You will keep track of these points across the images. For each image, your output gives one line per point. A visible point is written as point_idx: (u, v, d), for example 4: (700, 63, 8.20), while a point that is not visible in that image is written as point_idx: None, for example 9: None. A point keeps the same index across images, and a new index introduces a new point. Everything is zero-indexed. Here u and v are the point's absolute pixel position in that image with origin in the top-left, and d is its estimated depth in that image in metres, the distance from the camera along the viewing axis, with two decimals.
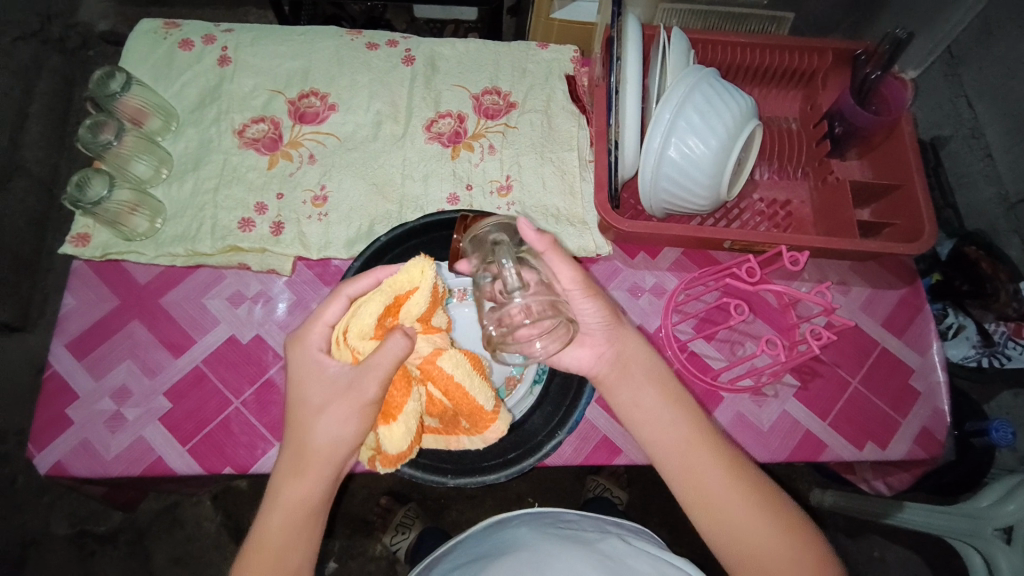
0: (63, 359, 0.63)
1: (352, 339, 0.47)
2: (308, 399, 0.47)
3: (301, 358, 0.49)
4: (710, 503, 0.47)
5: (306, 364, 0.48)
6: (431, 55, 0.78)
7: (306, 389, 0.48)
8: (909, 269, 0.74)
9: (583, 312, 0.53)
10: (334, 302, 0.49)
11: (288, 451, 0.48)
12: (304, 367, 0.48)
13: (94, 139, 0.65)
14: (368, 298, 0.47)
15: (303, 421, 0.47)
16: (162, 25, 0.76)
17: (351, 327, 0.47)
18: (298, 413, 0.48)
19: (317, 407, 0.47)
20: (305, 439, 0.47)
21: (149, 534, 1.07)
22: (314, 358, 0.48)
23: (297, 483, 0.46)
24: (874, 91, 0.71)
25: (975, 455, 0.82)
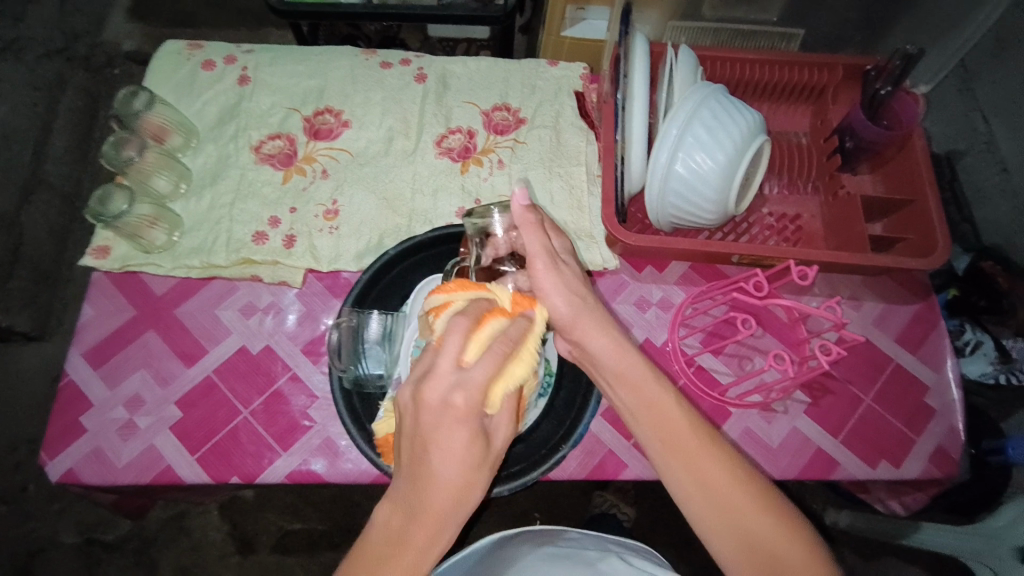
0: (79, 368, 0.64)
1: (500, 392, 0.42)
2: (458, 454, 0.40)
3: (451, 411, 0.40)
4: (695, 484, 0.43)
5: (458, 418, 0.40)
6: (443, 73, 0.80)
7: (460, 445, 0.40)
8: (923, 284, 0.73)
9: (547, 304, 0.49)
10: (486, 347, 0.42)
11: (429, 516, 0.39)
12: (451, 416, 0.40)
13: (117, 154, 0.69)
14: (522, 353, 0.43)
15: (453, 476, 0.40)
16: (186, 47, 0.79)
17: (504, 382, 0.42)
18: (454, 471, 0.40)
19: (473, 466, 0.41)
20: (460, 500, 0.40)
21: (156, 542, 1.08)
22: (467, 410, 0.40)
23: (439, 538, 0.39)
24: (885, 105, 0.71)
25: (991, 477, 0.79)
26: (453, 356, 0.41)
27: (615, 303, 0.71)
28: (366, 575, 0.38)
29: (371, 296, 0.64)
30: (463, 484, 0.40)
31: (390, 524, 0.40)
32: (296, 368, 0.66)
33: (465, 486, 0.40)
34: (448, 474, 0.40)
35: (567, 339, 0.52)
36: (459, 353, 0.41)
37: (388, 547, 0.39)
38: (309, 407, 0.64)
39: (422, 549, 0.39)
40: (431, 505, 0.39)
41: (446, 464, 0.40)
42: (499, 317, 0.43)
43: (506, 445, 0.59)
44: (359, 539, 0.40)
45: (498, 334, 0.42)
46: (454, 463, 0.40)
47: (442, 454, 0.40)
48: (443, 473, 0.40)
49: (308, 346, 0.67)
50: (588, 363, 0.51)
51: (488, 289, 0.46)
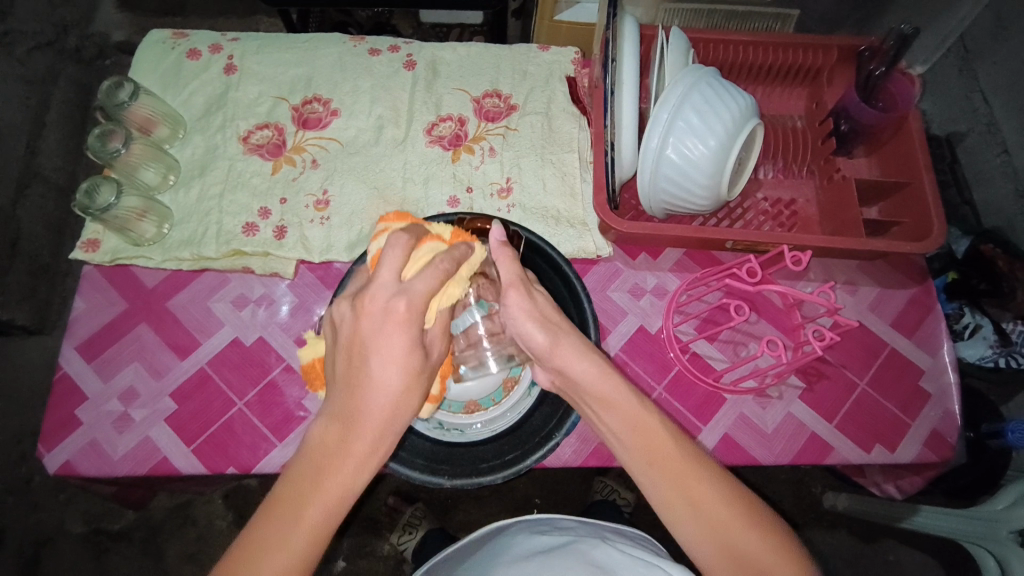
0: (73, 361, 0.64)
1: (436, 306, 0.46)
2: (389, 363, 0.41)
3: (395, 316, 0.42)
4: (682, 505, 0.42)
5: (400, 322, 0.42)
6: (432, 59, 0.79)
7: (400, 349, 0.42)
8: (920, 268, 0.72)
9: (524, 332, 0.52)
10: (426, 263, 0.46)
11: (361, 419, 0.40)
12: (394, 318, 0.42)
13: (103, 147, 0.67)
14: (458, 276, 0.48)
15: (380, 385, 0.41)
16: (171, 35, 0.78)
17: (442, 298, 0.47)
18: (393, 378, 0.41)
19: (408, 376, 0.42)
20: (401, 405, 0.42)
21: (161, 532, 1.09)
22: (410, 313, 0.42)
23: (363, 444, 0.40)
24: (880, 87, 0.69)
25: (989, 459, 0.81)
26: (395, 267, 0.44)
27: (609, 291, 0.71)
28: (306, 481, 0.38)
29: None
30: (401, 388, 0.42)
31: (328, 435, 0.40)
32: (290, 359, 0.66)
33: (403, 391, 0.42)
34: (387, 377, 0.41)
35: (547, 369, 0.53)
36: (400, 267, 0.44)
37: (330, 452, 0.39)
38: (303, 398, 0.64)
39: (366, 452, 0.40)
40: (370, 413, 0.40)
41: (384, 373, 0.41)
42: (432, 241, 0.48)
43: (500, 434, 0.59)
44: (297, 453, 0.40)
45: (436, 254, 0.47)
46: (393, 368, 0.41)
47: (385, 359, 0.41)
48: (386, 374, 0.41)
49: (302, 337, 0.67)
50: (570, 393, 0.52)
51: (423, 224, 0.53)
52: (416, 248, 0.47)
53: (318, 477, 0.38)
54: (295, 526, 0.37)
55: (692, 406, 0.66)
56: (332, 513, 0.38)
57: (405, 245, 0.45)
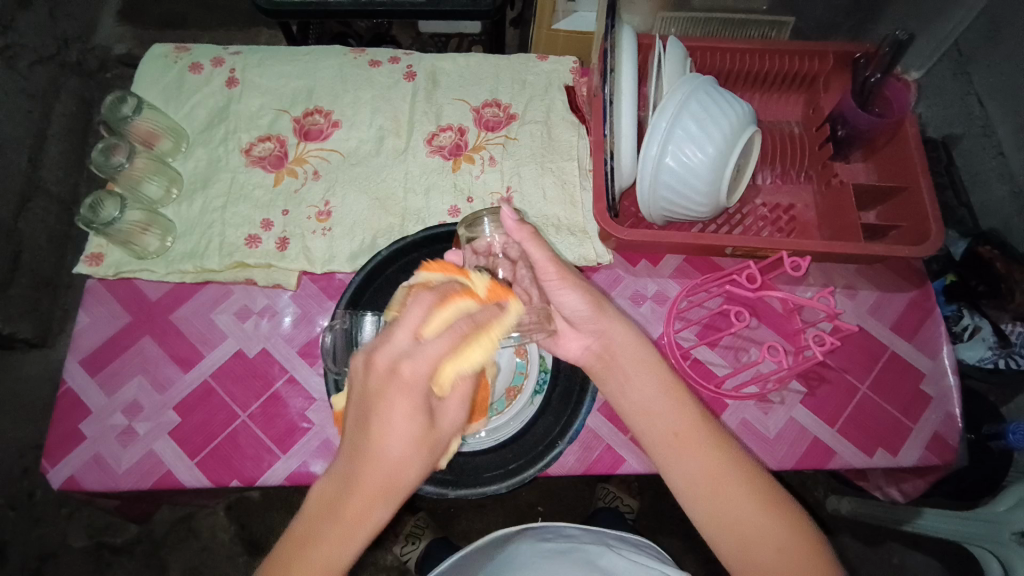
0: (77, 375, 0.64)
1: (450, 375, 0.42)
2: (394, 429, 0.40)
3: (399, 384, 0.40)
4: (714, 507, 0.43)
5: (404, 392, 0.40)
6: (432, 70, 0.80)
7: (401, 418, 0.40)
8: (919, 271, 0.73)
9: (567, 301, 0.53)
10: (442, 325, 0.41)
11: (364, 483, 0.40)
12: (395, 390, 0.40)
13: (106, 161, 0.67)
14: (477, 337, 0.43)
15: (386, 452, 0.40)
16: (173, 50, 0.79)
17: (458, 364, 0.42)
18: (397, 443, 0.40)
19: (417, 443, 0.41)
20: (397, 477, 0.40)
21: (165, 544, 1.08)
22: (413, 385, 0.40)
23: (363, 504, 0.40)
24: (875, 92, 0.71)
25: (992, 459, 0.81)
26: (411, 329, 0.41)
27: (610, 298, 0.71)
28: (298, 548, 0.40)
29: (364, 298, 0.64)
30: (404, 460, 0.40)
31: (330, 492, 0.41)
32: (293, 370, 0.66)
33: (399, 468, 0.40)
34: (379, 449, 0.40)
35: (583, 336, 0.54)
36: (416, 328, 0.41)
37: (320, 519, 0.40)
38: (307, 409, 0.64)
39: (353, 524, 0.40)
40: (371, 475, 0.40)
41: (388, 440, 0.40)
42: (454, 299, 0.43)
43: (504, 442, 0.59)
44: (300, 511, 0.42)
45: (452, 313, 0.42)
46: (393, 441, 0.40)
47: (384, 429, 0.40)
48: (384, 445, 0.40)
49: (304, 348, 0.67)
50: (601, 362, 0.52)
51: (466, 274, 0.48)
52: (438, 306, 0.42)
53: (308, 545, 0.39)
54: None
55: None
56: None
57: (426, 304, 0.41)
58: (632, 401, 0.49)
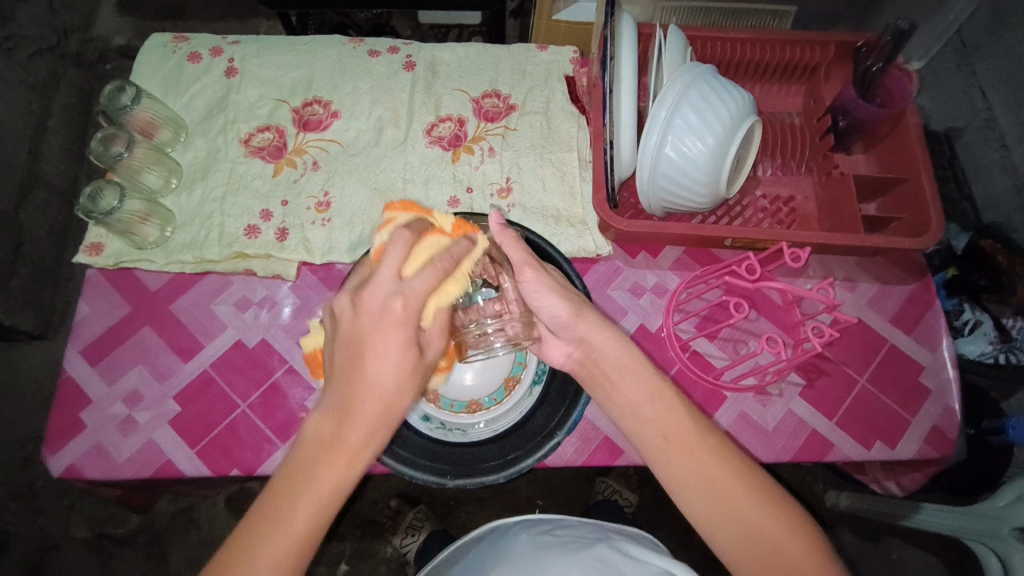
0: (77, 364, 0.65)
1: (433, 306, 0.46)
2: (388, 356, 0.41)
3: (393, 314, 0.42)
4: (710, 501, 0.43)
5: (399, 321, 0.42)
6: (431, 60, 0.79)
7: (398, 348, 0.41)
8: (920, 263, 0.73)
9: (546, 305, 0.52)
10: (426, 263, 0.45)
11: (359, 410, 0.40)
12: (385, 318, 0.41)
13: (105, 151, 0.67)
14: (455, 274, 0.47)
15: (380, 379, 0.41)
16: (172, 40, 0.78)
17: (439, 294, 0.46)
18: (391, 371, 0.41)
19: (409, 368, 0.42)
20: (391, 402, 0.41)
21: (166, 534, 1.09)
22: (406, 315, 0.42)
23: (359, 434, 0.40)
24: (876, 83, 0.70)
25: (991, 454, 0.82)
26: (398, 264, 0.43)
27: (609, 290, 0.71)
28: (297, 477, 0.39)
29: None
30: (397, 387, 0.41)
31: (325, 426, 0.40)
32: (293, 360, 0.66)
33: (398, 389, 0.42)
34: (377, 373, 0.41)
35: (566, 341, 0.53)
36: (400, 262, 0.43)
37: (321, 448, 0.39)
38: (306, 399, 0.64)
39: (357, 447, 0.40)
40: (368, 404, 0.40)
41: (382, 366, 0.41)
42: (433, 243, 0.47)
43: (501, 433, 0.60)
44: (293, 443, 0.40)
45: (433, 254, 0.45)
46: (392, 366, 0.41)
47: (381, 354, 0.41)
48: (382, 370, 0.41)
49: (304, 338, 0.67)
50: (588, 367, 0.52)
51: (426, 215, 0.52)
52: (416, 243, 0.46)
53: (308, 475, 0.39)
54: (286, 525, 0.38)
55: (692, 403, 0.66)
56: (321, 514, 0.39)
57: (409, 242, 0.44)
58: (635, 405, 0.47)
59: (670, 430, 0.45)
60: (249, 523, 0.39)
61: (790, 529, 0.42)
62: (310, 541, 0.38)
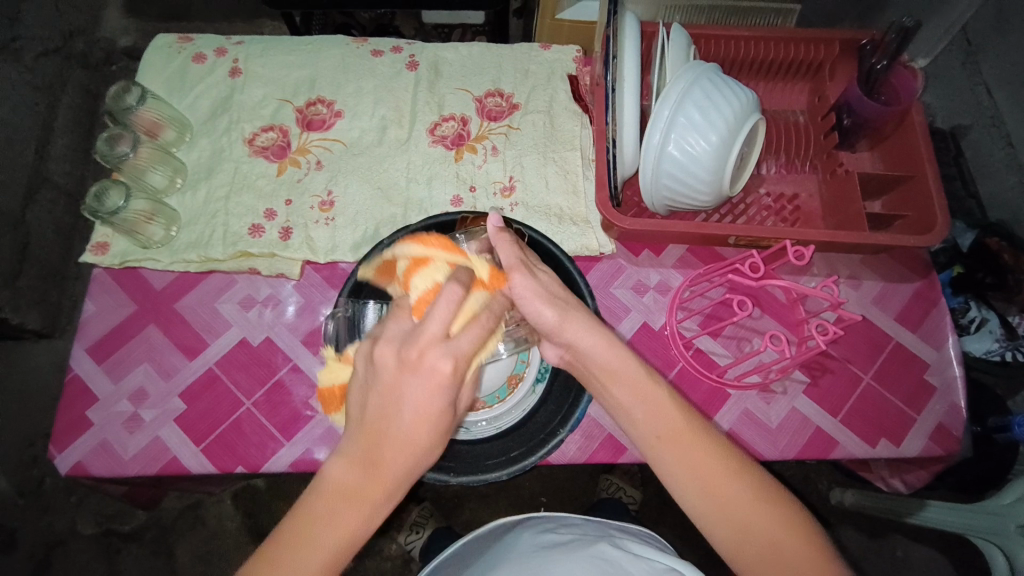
0: (83, 362, 0.65)
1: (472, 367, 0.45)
2: (427, 417, 0.40)
3: (438, 375, 0.40)
4: (712, 503, 0.43)
5: (443, 382, 0.40)
6: (435, 60, 0.79)
7: (435, 408, 0.40)
8: (924, 261, 0.72)
9: (532, 311, 0.50)
10: (475, 322, 0.43)
11: (389, 466, 0.39)
12: (426, 377, 0.40)
13: (110, 150, 0.68)
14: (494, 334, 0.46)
15: (413, 437, 0.40)
16: (176, 40, 0.79)
17: (480, 357, 0.45)
18: (425, 429, 0.40)
19: (443, 427, 0.41)
20: (421, 458, 0.41)
21: (172, 532, 1.10)
22: (451, 376, 0.41)
23: (383, 488, 0.39)
24: (882, 80, 0.70)
25: (998, 453, 0.81)
26: (451, 324, 0.41)
27: (612, 288, 0.71)
28: (322, 519, 0.38)
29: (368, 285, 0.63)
30: (428, 445, 0.41)
31: (350, 478, 0.39)
32: (297, 358, 0.66)
33: (427, 447, 0.41)
34: (410, 428, 0.40)
35: (557, 345, 0.52)
36: (450, 321, 0.41)
37: (344, 498, 0.38)
38: (310, 397, 0.64)
39: (380, 503, 0.39)
40: (397, 461, 0.39)
41: (417, 423, 0.40)
42: (481, 303, 0.46)
43: (505, 431, 0.60)
44: (315, 487, 0.39)
45: (485, 314, 0.44)
46: (427, 425, 0.40)
47: (417, 414, 0.40)
48: (416, 428, 0.40)
49: (308, 336, 0.67)
50: (581, 371, 0.52)
51: (467, 258, 0.50)
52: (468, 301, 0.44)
53: (329, 526, 0.38)
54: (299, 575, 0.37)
55: (696, 401, 0.66)
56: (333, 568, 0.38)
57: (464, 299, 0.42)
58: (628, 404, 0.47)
59: (664, 430, 0.45)
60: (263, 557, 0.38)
61: (794, 534, 0.41)
62: None
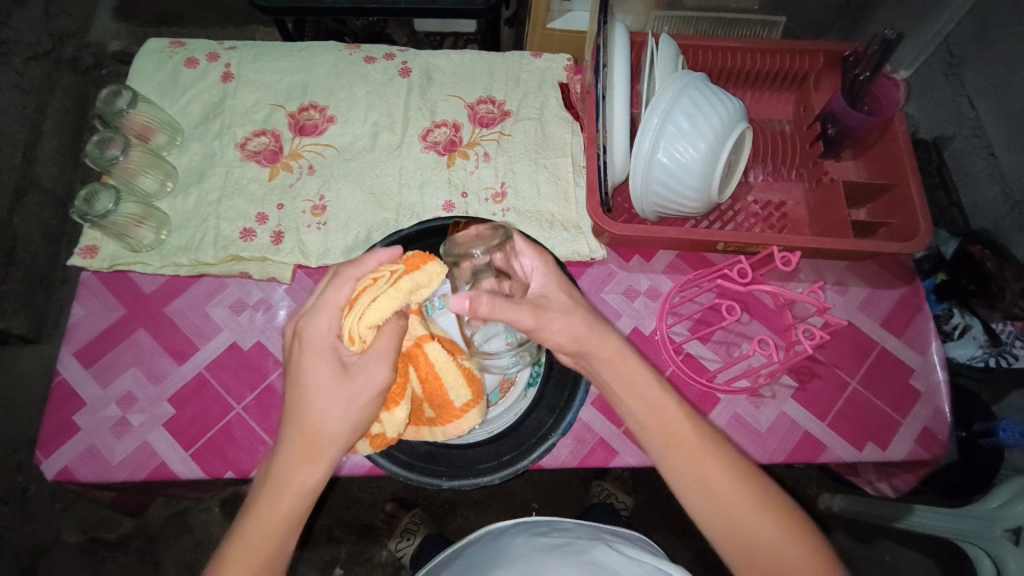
0: (70, 366, 0.65)
1: (360, 328, 0.47)
2: (317, 383, 0.46)
3: (316, 341, 0.47)
4: (714, 504, 0.46)
5: (320, 347, 0.47)
6: (427, 67, 0.80)
7: (318, 373, 0.47)
8: (908, 268, 0.74)
9: (553, 330, 0.50)
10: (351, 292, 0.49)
11: (294, 432, 0.46)
12: (312, 352, 0.47)
13: (101, 154, 0.68)
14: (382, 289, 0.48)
15: (312, 405, 0.46)
16: (168, 45, 0.79)
17: (361, 318, 0.47)
18: (319, 397, 0.46)
19: (335, 390, 0.46)
20: (321, 423, 0.46)
21: (158, 540, 1.08)
22: (325, 338, 0.48)
23: (291, 454, 0.46)
24: (865, 91, 0.72)
25: (983, 457, 0.83)
26: (325, 299, 0.48)
27: (603, 293, 0.72)
28: (256, 490, 0.46)
29: None
30: (324, 408, 0.46)
31: (272, 450, 0.48)
32: None
33: (326, 410, 0.46)
34: (309, 399, 0.46)
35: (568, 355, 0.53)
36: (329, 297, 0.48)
37: (264, 475, 0.46)
38: None
39: (291, 468, 0.45)
40: (299, 426, 0.46)
41: (310, 391, 0.46)
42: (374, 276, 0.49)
43: (497, 435, 0.60)
44: (254, 478, 0.48)
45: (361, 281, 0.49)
46: (318, 396, 0.46)
47: (306, 387, 0.47)
48: (308, 395, 0.46)
49: None
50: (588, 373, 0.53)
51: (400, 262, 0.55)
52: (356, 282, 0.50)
53: (252, 504, 0.45)
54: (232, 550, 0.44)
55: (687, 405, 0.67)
56: (260, 541, 0.44)
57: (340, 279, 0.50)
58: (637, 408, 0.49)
59: (669, 436, 0.48)
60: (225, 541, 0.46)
61: (788, 535, 0.45)
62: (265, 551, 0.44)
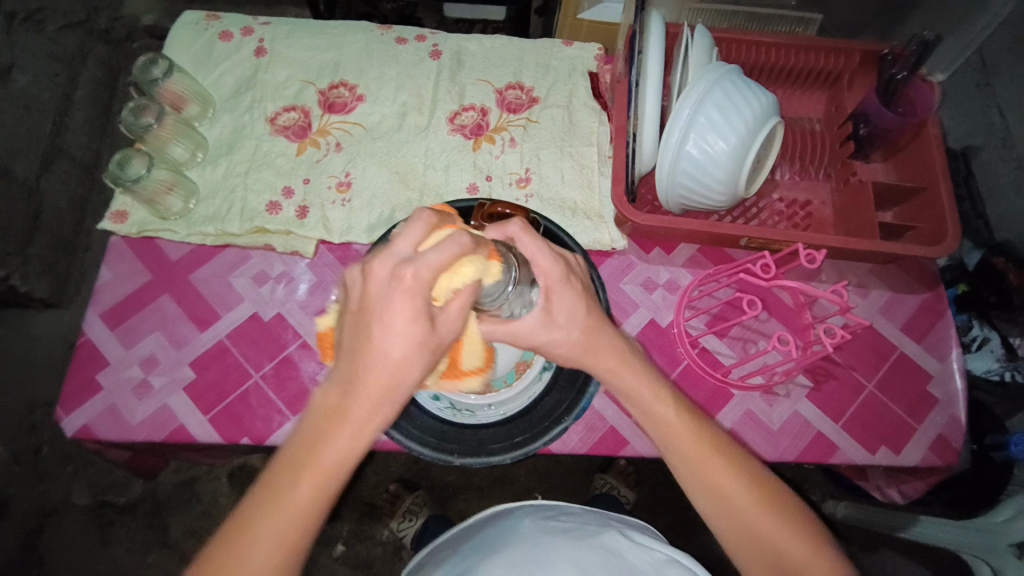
0: (95, 327, 0.66)
1: (445, 286, 0.42)
2: (394, 333, 0.39)
3: (401, 283, 0.39)
4: (718, 501, 0.46)
5: (406, 290, 0.39)
6: (458, 50, 0.80)
7: (402, 321, 0.39)
8: (933, 275, 0.73)
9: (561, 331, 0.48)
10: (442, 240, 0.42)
11: (369, 381, 0.40)
12: (402, 289, 0.40)
13: (136, 121, 0.69)
14: (469, 256, 0.42)
15: (384, 353, 0.40)
16: (204, 17, 0.79)
17: (452, 277, 0.42)
18: (401, 345, 0.40)
19: (420, 344, 0.40)
20: (402, 374, 0.40)
21: (167, 506, 1.11)
22: (417, 283, 0.40)
23: (363, 404, 0.40)
24: (900, 92, 0.70)
25: (993, 470, 0.81)
26: (410, 240, 0.41)
27: (621, 284, 0.72)
28: (308, 441, 0.40)
29: None
30: (406, 360, 0.40)
31: (330, 397, 0.40)
32: (306, 336, 0.67)
33: (408, 363, 0.40)
34: (385, 347, 0.40)
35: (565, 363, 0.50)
36: (414, 241, 0.41)
37: (326, 421, 0.40)
38: (318, 374, 0.65)
39: (357, 425, 0.40)
40: (375, 374, 0.40)
41: (390, 338, 0.39)
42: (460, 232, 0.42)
43: (510, 417, 0.60)
44: (304, 421, 0.41)
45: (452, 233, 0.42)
46: (399, 346, 0.40)
47: (387, 331, 0.39)
48: (388, 342, 0.40)
49: (319, 315, 0.68)
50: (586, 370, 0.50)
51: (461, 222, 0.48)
52: (436, 227, 0.43)
53: (313, 451, 0.40)
54: (287, 502, 0.39)
55: (701, 399, 0.67)
56: (321, 492, 0.40)
57: (426, 221, 0.42)
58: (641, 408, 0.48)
59: (670, 434, 0.47)
60: (257, 496, 0.40)
61: (793, 533, 0.45)
62: (316, 508, 0.40)
